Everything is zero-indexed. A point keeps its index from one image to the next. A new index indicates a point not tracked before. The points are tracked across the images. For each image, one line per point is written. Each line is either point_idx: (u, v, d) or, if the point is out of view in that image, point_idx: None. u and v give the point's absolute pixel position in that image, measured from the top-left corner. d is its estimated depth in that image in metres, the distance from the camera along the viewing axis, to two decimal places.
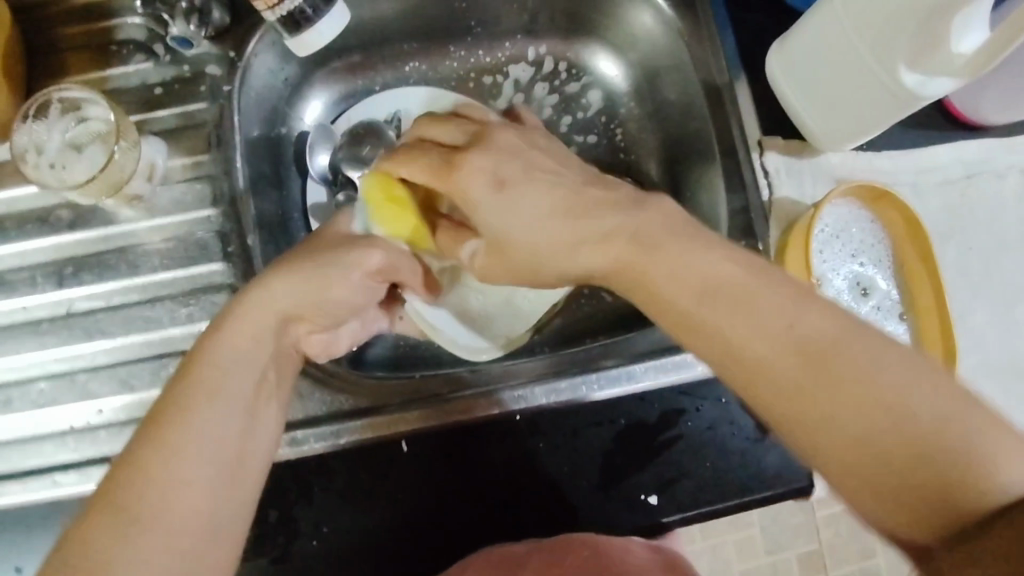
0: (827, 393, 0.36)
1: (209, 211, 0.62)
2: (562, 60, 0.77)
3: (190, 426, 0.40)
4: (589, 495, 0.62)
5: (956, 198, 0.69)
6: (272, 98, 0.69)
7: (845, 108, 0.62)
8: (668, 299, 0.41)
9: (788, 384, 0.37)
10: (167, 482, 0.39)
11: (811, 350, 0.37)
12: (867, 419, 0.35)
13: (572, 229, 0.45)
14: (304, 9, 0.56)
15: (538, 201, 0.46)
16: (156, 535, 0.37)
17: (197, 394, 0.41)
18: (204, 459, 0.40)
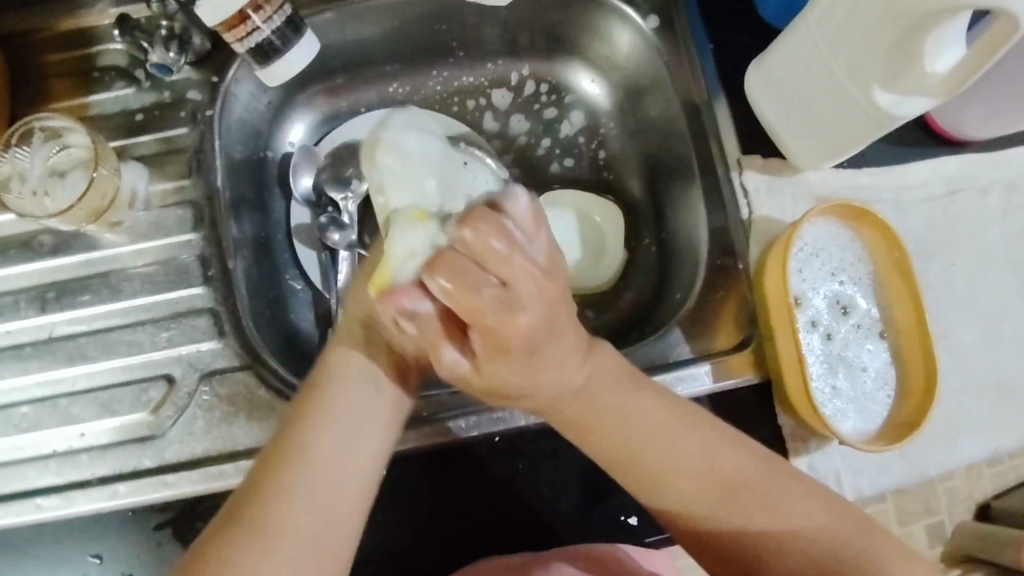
0: (734, 525, 0.49)
1: (190, 236, 0.63)
2: (543, 82, 0.77)
3: (305, 451, 0.46)
4: (570, 513, 0.62)
5: (939, 215, 0.68)
6: (255, 121, 0.70)
7: (821, 127, 0.62)
8: (600, 416, 0.49)
9: (712, 520, 0.49)
10: (310, 490, 0.45)
11: (734, 485, 0.49)
12: (772, 533, 0.48)
13: (584, 370, 0.47)
14: (272, 40, 0.56)
15: (568, 366, 0.45)
16: (290, 527, 0.43)
17: (312, 415, 0.48)
18: (339, 460, 0.46)
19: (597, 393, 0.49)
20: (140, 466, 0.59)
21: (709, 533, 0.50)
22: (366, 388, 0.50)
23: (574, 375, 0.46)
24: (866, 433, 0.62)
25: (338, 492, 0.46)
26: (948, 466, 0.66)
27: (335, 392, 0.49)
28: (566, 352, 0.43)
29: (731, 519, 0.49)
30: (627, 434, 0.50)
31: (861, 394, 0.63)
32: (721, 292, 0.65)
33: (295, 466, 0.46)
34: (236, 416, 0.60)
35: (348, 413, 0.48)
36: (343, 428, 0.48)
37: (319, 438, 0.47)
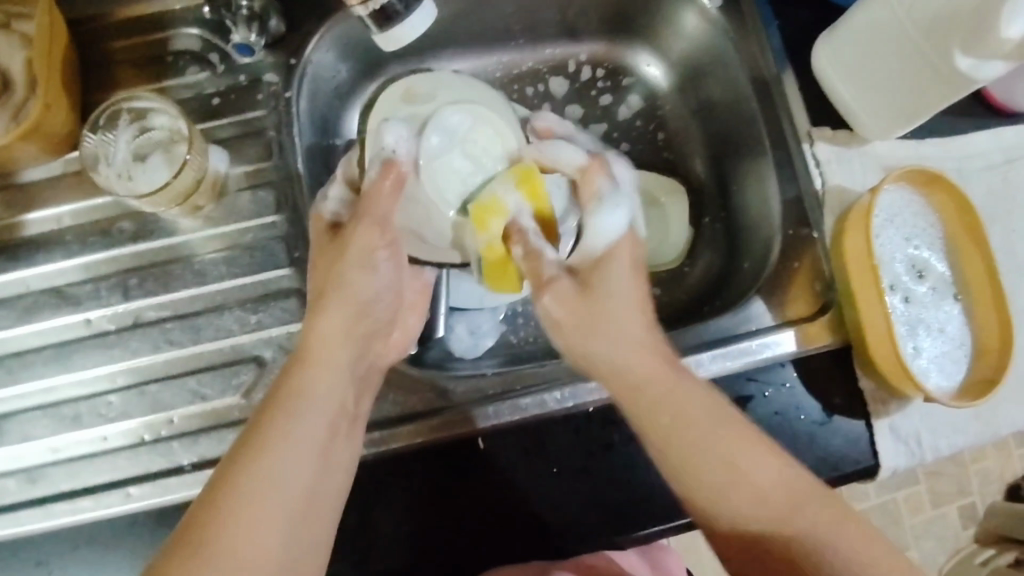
0: (789, 541, 0.45)
1: (273, 217, 0.62)
2: (600, 67, 0.78)
3: (266, 453, 0.46)
4: (667, 481, 0.61)
5: (999, 182, 0.70)
6: (323, 108, 0.69)
7: (897, 94, 0.64)
8: (623, 378, 0.50)
9: (760, 533, 0.46)
10: (270, 481, 0.45)
11: (786, 510, 0.46)
12: (832, 550, 0.44)
13: (639, 326, 0.52)
14: (394, 3, 0.53)
15: (624, 281, 0.53)
16: (248, 533, 0.43)
17: (278, 416, 0.48)
18: (293, 474, 0.46)
19: (653, 385, 0.49)
20: None
21: (739, 532, 0.47)
22: (323, 403, 0.50)
23: (624, 295, 0.52)
24: (948, 390, 0.63)
25: (294, 508, 0.45)
26: (1019, 426, 0.68)
27: (306, 386, 0.50)
28: (627, 300, 0.52)
29: (756, 538, 0.46)
30: (715, 466, 0.47)
31: (942, 353, 0.64)
32: (797, 260, 0.66)
33: (250, 465, 0.45)
34: None
35: (304, 421, 0.48)
36: (298, 438, 0.47)
37: (277, 449, 0.46)
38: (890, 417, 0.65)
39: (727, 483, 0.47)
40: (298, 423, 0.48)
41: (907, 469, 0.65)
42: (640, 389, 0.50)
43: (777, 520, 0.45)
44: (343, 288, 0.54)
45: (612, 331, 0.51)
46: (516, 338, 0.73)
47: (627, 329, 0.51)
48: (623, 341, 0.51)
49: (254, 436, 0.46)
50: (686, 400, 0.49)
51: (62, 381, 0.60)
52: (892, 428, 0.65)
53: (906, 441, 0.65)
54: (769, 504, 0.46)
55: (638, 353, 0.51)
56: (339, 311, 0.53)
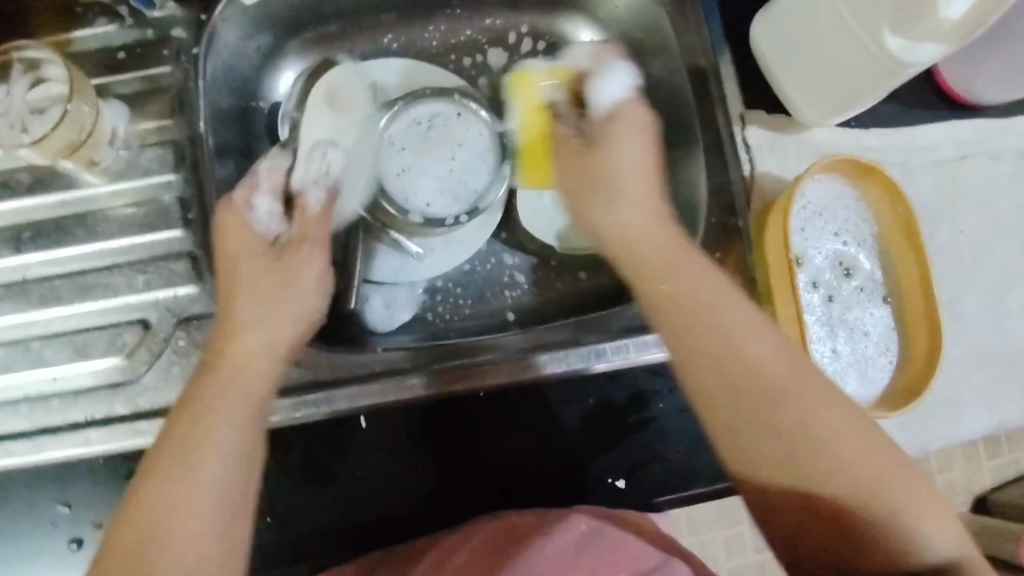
0: (779, 437, 0.42)
1: (171, 175, 0.60)
2: (542, 39, 0.75)
3: (189, 454, 0.42)
4: (556, 473, 0.61)
5: (948, 177, 0.67)
6: (244, 68, 0.67)
7: (832, 77, 0.60)
8: (627, 250, 0.48)
9: (728, 406, 0.43)
10: (203, 483, 0.41)
11: (780, 388, 0.43)
12: (827, 428, 0.42)
13: (649, 206, 0.50)
14: None
15: (635, 149, 0.52)
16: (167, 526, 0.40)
17: (195, 412, 0.44)
18: (228, 465, 0.42)
19: (640, 245, 0.48)
20: (112, 413, 0.57)
21: (724, 420, 0.43)
22: (252, 380, 0.46)
23: (634, 163, 0.51)
24: (867, 398, 0.60)
25: (234, 501, 0.42)
26: (948, 438, 0.66)
27: (225, 376, 0.46)
28: (636, 162, 0.51)
29: (737, 399, 0.43)
30: (710, 338, 0.44)
31: (862, 357, 0.61)
32: (720, 251, 0.62)
33: (176, 471, 0.41)
34: None
35: (228, 403, 0.44)
36: (227, 426, 0.43)
37: (198, 448, 0.42)
38: None
39: (786, 433, 0.42)
40: (222, 424, 0.43)
41: None
42: (638, 262, 0.47)
43: (769, 394, 0.43)
44: (248, 276, 0.51)
45: (717, 312, 0.44)
46: (433, 316, 0.72)
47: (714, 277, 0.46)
48: (634, 213, 0.49)
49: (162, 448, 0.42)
50: (695, 275, 0.46)
51: None
52: None
53: None
54: (808, 429, 0.42)
55: (633, 216, 0.49)
56: (250, 299, 0.50)
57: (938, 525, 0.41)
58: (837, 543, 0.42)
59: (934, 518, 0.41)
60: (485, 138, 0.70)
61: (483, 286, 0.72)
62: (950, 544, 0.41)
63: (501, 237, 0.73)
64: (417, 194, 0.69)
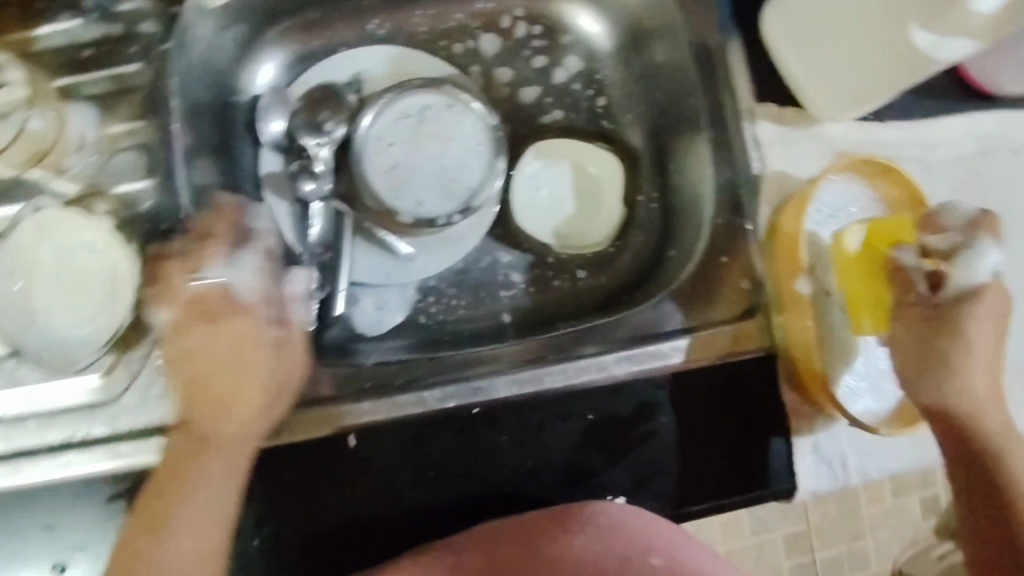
0: (1000, 428, 0.53)
1: (144, 183, 0.57)
2: (537, 24, 0.71)
3: (161, 546, 0.48)
4: (553, 489, 0.59)
5: (968, 175, 0.63)
6: (221, 61, 0.63)
7: (856, 71, 0.55)
8: (903, 337, 0.53)
9: (970, 420, 0.52)
10: (164, 559, 0.48)
11: (1002, 447, 0.52)
12: (1020, 460, 0.52)
13: (991, 341, 0.52)
14: None
15: (991, 327, 0.51)
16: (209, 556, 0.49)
17: (177, 483, 0.49)
18: (186, 545, 0.48)
19: (909, 333, 0.53)
20: (91, 434, 0.55)
21: (961, 443, 0.53)
22: (221, 461, 0.50)
23: (983, 335, 0.51)
24: (879, 413, 0.58)
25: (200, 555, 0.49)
26: None
27: (201, 460, 0.49)
28: (994, 326, 0.51)
29: (1007, 450, 0.52)
30: (938, 381, 0.52)
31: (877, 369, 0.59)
32: (726, 256, 0.60)
33: (154, 535, 0.48)
34: None
35: (198, 486, 0.49)
36: (207, 493, 0.49)
37: (177, 507, 0.48)
38: (813, 436, 0.61)
39: (973, 411, 0.52)
40: (205, 493, 0.49)
41: (824, 491, 0.61)
42: (925, 349, 0.52)
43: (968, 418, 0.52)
44: (193, 362, 0.50)
45: (959, 346, 0.51)
46: (425, 319, 0.68)
47: (983, 333, 0.51)
48: (976, 379, 0.52)
49: (176, 467, 0.49)
50: (988, 343, 0.52)
51: None
52: (813, 446, 0.61)
53: (828, 463, 0.61)
54: (1002, 425, 0.53)
55: (983, 336, 0.51)
56: (179, 366, 0.49)
57: None
58: (1002, 518, 0.53)
59: None
60: (478, 130, 0.66)
61: (476, 286, 0.68)
62: None
63: (495, 234, 0.69)
64: (406, 193, 0.65)
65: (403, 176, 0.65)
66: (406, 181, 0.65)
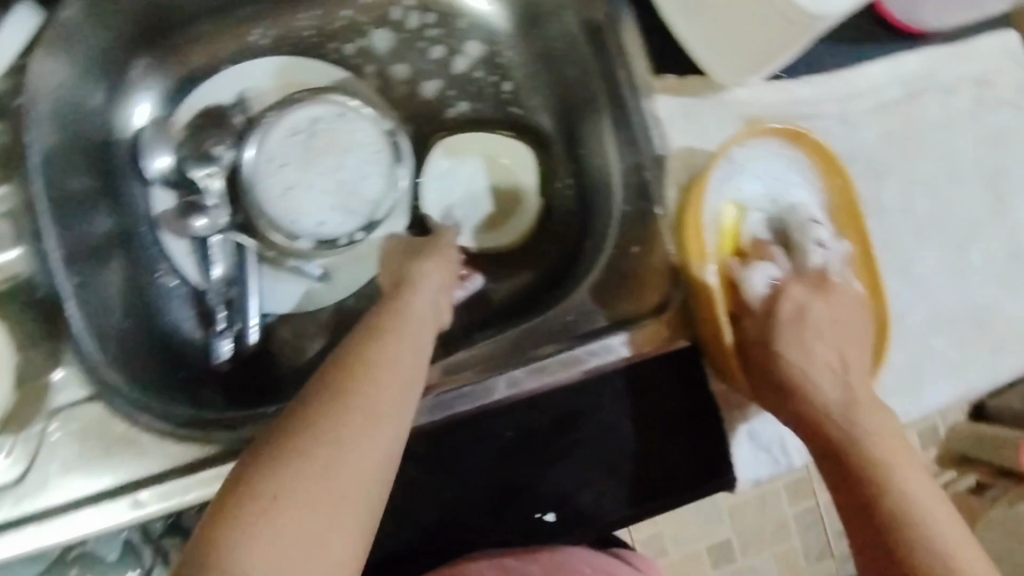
0: (875, 424, 0.48)
1: (16, 252, 0.54)
2: (430, 11, 0.67)
3: (304, 441, 0.37)
4: (478, 515, 0.55)
5: (898, 123, 0.60)
6: (89, 100, 0.59)
7: (746, 35, 0.52)
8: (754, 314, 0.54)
9: (842, 416, 0.49)
10: (334, 475, 0.37)
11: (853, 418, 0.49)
12: (905, 467, 0.47)
13: (848, 317, 0.53)
14: None
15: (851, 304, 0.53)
16: (328, 540, 0.36)
17: (346, 399, 0.39)
18: (362, 447, 0.38)
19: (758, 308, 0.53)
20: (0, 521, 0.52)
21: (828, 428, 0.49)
22: (400, 380, 0.42)
23: (827, 337, 0.51)
24: None
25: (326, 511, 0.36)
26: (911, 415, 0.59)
27: (376, 374, 0.41)
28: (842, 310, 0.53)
29: (853, 443, 0.48)
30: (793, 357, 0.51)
31: None
32: (637, 246, 0.57)
33: (305, 445, 0.37)
34: (93, 453, 0.53)
35: (388, 406, 0.40)
36: (364, 430, 0.38)
37: (338, 431, 0.38)
38: (748, 424, 0.59)
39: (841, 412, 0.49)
40: (376, 430, 0.39)
41: (767, 478, 0.60)
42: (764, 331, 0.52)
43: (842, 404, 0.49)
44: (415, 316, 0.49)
45: (807, 339, 0.51)
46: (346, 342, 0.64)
47: (814, 322, 0.52)
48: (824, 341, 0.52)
49: (296, 437, 0.37)
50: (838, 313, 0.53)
51: None
52: (749, 434, 0.59)
53: (767, 447, 0.59)
54: (876, 433, 0.48)
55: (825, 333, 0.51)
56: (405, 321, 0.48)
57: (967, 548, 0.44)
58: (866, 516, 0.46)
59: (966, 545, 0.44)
60: (376, 138, 0.63)
61: None
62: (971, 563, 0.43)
63: None
64: (304, 214, 0.61)
65: (299, 196, 0.61)
66: (305, 201, 0.61)
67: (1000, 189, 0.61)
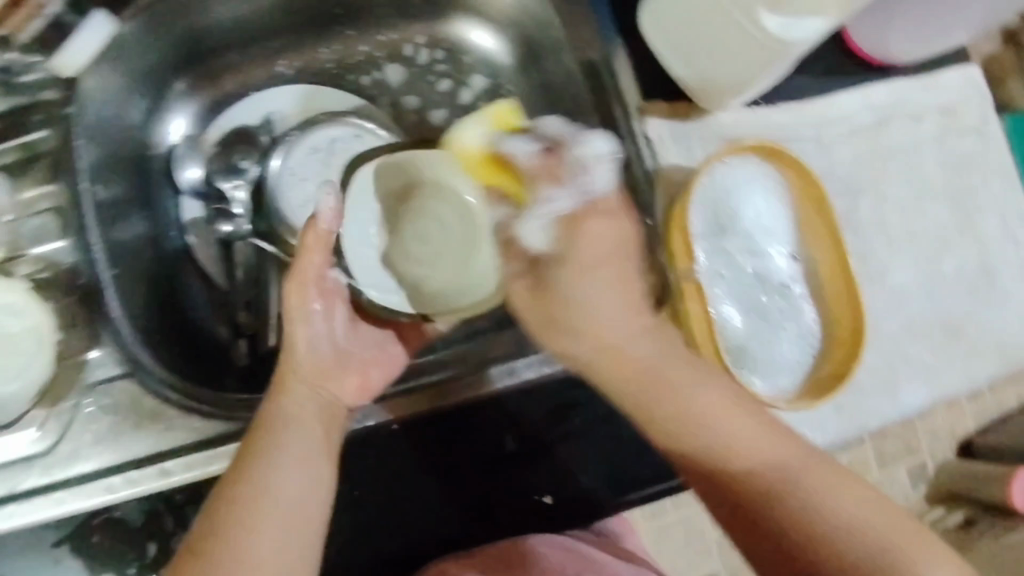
0: (699, 411, 0.47)
1: (61, 242, 0.60)
2: (438, 49, 0.74)
3: (254, 494, 0.46)
4: (479, 496, 0.60)
5: (868, 146, 0.65)
6: (130, 115, 0.65)
7: (725, 61, 0.57)
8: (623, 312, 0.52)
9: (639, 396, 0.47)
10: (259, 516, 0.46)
11: (654, 382, 0.47)
12: (736, 429, 0.47)
13: (624, 314, 0.47)
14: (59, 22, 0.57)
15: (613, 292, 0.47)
16: (296, 551, 0.46)
17: (256, 456, 0.48)
18: (292, 478, 0.48)
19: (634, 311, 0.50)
20: (33, 486, 0.57)
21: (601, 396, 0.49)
22: (299, 420, 0.50)
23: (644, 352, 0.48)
24: (791, 388, 0.59)
25: (288, 525, 0.46)
26: (890, 417, 0.63)
27: (273, 425, 0.50)
28: (621, 304, 0.47)
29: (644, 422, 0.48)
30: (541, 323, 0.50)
31: (791, 349, 0.60)
32: None
33: (240, 496, 0.46)
34: (124, 426, 0.58)
35: (286, 446, 0.49)
36: (287, 467, 0.48)
37: (267, 472, 0.47)
38: None
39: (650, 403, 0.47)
40: (279, 468, 0.47)
41: None
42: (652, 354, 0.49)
43: (652, 381, 0.47)
44: (307, 342, 0.53)
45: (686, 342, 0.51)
46: None
47: (604, 298, 0.47)
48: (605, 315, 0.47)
49: (240, 481, 0.47)
50: (611, 296, 0.47)
51: None
52: None
53: None
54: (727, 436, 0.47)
55: (613, 316, 0.47)
56: (298, 357, 0.53)
57: (848, 495, 0.45)
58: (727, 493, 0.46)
59: (851, 495, 0.45)
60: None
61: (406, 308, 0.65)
62: (862, 512, 0.44)
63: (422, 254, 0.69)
64: None
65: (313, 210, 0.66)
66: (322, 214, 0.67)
67: (965, 209, 0.67)
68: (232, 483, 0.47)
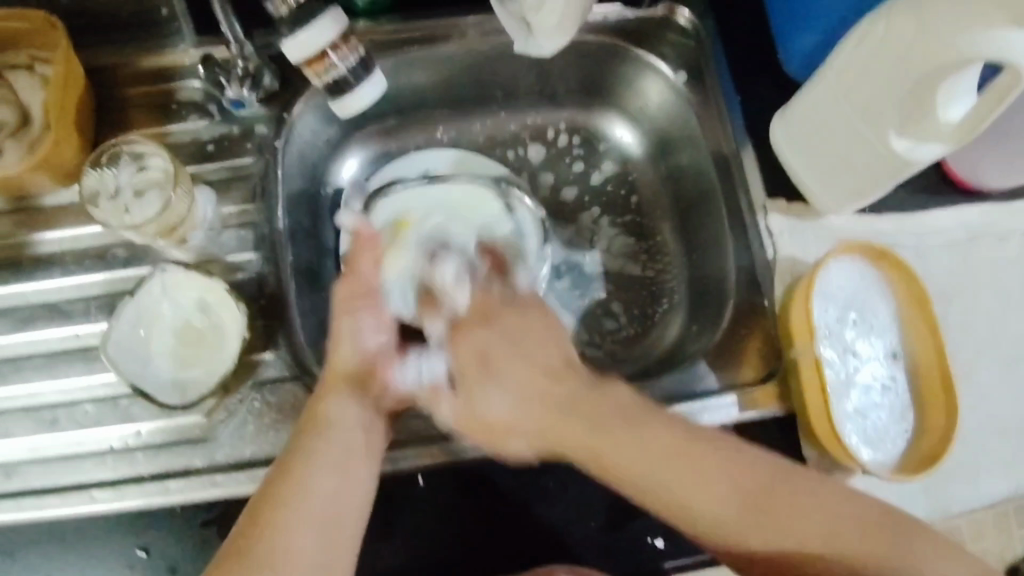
0: (757, 493, 0.53)
1: (251, 254, 0.68)
2: (576, 134, 0.82)
3: (297, 492, 0.54)
4: (597, 529, 0.64)
5: (959, 260, 0.73)
6: (314, 156, 0.75)
7: (849, 171, 0.67)
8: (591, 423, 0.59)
9: (698, 508, 0.54)
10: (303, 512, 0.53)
11: (744, 502, 0.53)
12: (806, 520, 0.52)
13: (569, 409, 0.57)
14: (347, 77, 0.64)
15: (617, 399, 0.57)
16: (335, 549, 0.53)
17: (299, 463, 0.56)
18: (327, 485, 0.55)
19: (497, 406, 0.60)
20: (191, 466, 0.62)
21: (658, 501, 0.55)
22: (346, 433, 0.58)
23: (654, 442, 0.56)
24: (885, 463, 0.66)
25: (326, 522, 0.54)
26: (969, 505, 0.68)
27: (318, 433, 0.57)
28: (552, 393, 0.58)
29: (735, 530, 0.53)
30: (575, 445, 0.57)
31: (881, 428, 0.67)
32: (747, 327, 0.69)
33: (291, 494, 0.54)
34: (285, 422, 0.64)
35: (329, 449, 0.57)
36: (322, 473, 0.55)
37: (310, 470, 0.55)
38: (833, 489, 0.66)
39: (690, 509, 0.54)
40: (320, 472, 0.55)
41: None
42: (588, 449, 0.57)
43: (693, 461, 0.54)
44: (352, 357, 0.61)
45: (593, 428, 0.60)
46: None
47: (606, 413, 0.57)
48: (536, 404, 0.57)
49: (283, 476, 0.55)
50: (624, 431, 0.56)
51: (48, 391, 0.64)
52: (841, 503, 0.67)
53: None
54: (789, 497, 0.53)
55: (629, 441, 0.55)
56: (347, 386, 0.60)
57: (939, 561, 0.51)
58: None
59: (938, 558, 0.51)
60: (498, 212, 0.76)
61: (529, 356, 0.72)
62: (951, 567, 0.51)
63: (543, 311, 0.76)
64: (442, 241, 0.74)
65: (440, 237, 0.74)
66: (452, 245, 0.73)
67: None
68: (279, 478, 0.55)
